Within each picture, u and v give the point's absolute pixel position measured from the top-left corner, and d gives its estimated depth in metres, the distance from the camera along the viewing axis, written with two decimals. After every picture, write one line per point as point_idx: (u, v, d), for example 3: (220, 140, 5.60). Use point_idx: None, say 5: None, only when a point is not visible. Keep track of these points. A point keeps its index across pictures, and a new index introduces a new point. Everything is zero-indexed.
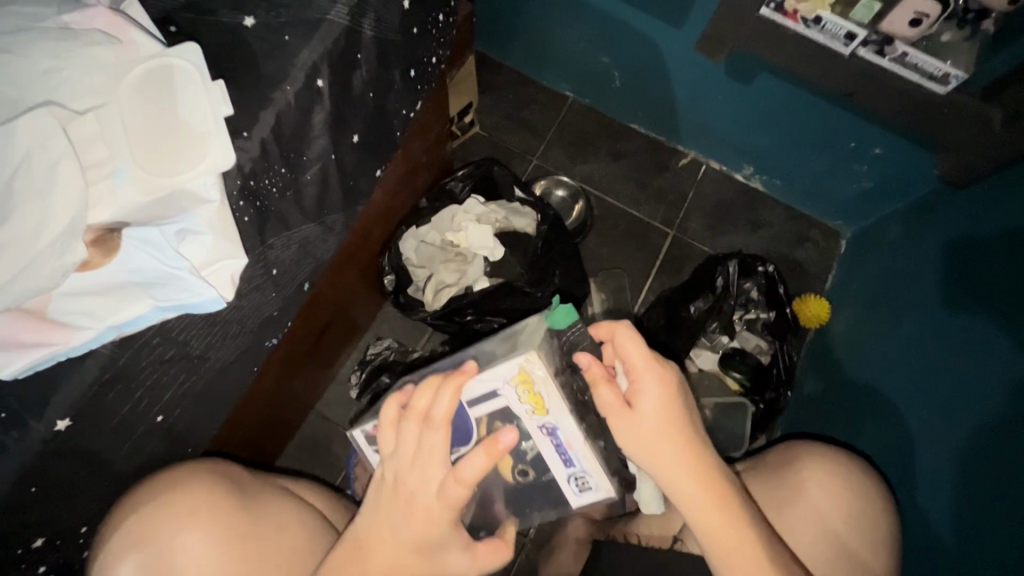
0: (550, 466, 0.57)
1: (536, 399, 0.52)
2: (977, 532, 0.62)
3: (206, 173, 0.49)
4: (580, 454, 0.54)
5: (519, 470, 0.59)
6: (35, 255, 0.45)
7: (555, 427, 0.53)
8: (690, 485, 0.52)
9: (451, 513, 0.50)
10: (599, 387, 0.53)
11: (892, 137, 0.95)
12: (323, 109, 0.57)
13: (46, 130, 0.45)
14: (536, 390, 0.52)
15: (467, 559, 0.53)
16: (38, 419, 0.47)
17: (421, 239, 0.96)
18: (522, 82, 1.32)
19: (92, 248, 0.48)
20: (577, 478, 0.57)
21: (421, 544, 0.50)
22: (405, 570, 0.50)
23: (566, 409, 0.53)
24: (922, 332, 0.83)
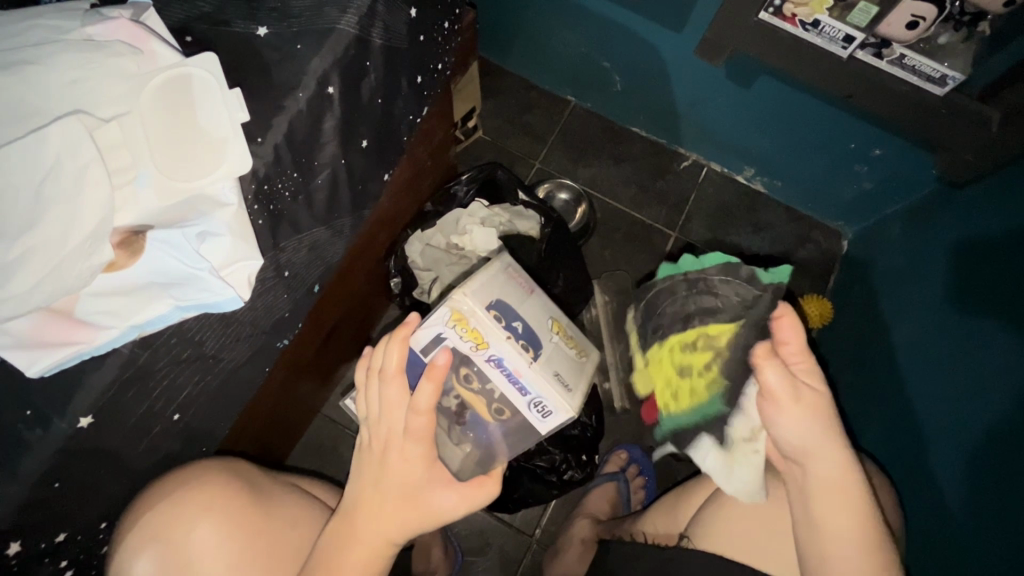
0: (512, 398, 0.59)
1: (474, 334, 0.56)
2: (984, 528, 0.63)
3: (224, 177, 0.51)
4: (529, 378, 0.57)
5: (495, 408, 0.60)
6: (64, 257, 0.47)
7: (500, 357, 0.57)
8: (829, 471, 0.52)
9: (423, 447, 0.53)
10: (764, 363, 0.52)
11: (891, 138, 0.96)
12: (334, 115, 0.59)
13: (73, 136, 0.47)
14: (469, 324, 0.56)
15: (453, 497, 0.54)
16: (62, 417, 0.48)
17: (426, 242, 0.97)
18: (524, 87, 1.34)
19: (119, 250, 0.50)
20: (537, 405, 0.59)
21: (404, 489, 0.53)
22: (400, 520, 0.53)
23: (504, 339, 0.56)
24: (925, 330, 0.84)
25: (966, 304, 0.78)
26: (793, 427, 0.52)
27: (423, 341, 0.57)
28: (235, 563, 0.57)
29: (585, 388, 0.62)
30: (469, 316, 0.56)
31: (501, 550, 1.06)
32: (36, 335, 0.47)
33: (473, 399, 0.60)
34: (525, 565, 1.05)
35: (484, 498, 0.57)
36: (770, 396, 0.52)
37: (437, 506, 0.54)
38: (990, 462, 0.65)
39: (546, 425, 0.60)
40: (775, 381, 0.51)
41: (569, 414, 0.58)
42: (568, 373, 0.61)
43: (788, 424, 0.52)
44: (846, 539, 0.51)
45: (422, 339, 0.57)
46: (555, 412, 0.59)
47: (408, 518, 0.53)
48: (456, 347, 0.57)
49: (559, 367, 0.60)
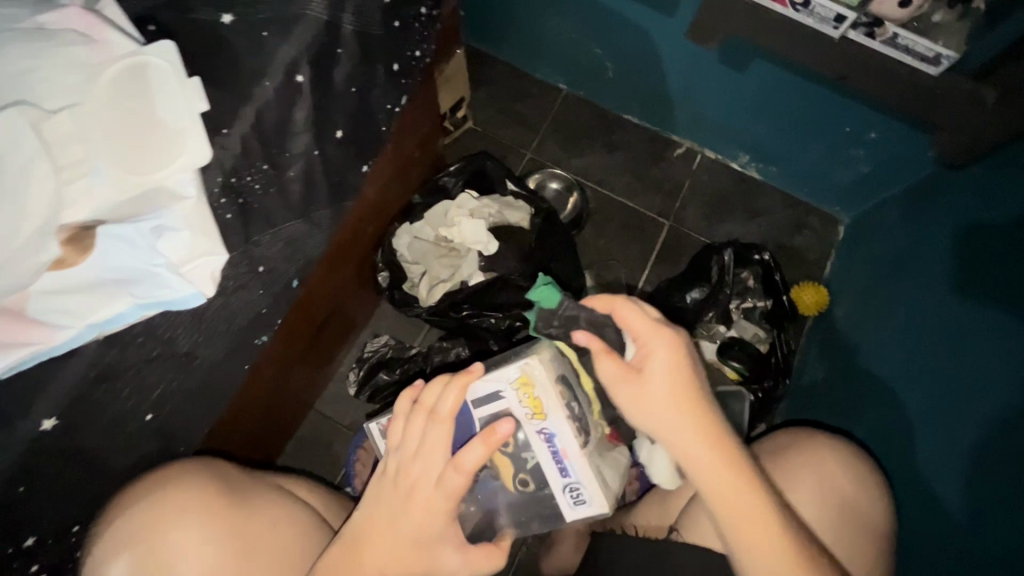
0: (545, 477, 0.56)
1: (535, 403, 0.55)
2: (983, 523, 0.62)
3: (183, 169, 0.50)
4: (576, 460, 0.55)
5: (519, 479, 0.57)
6: (9, 257, 0.44)
7: (553, 431, 0.55)
8: (700, 451, 0.52)
9: (449, 504, 0.51)
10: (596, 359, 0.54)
11: (885, 120, 0.94)
12: (304, 105, 0.57)
13: (15, 129, 0.44)
14: (536, 387, 0.55)
15: (460, 556, 0.53)
16: (26, 418, 0.47)
17: (414, 235, 0.96)
18: (514, 76, 1.32)
19: (68, 246, 0.48)
20: (571, 490, 0.55)
21: (418, 542, 0.52)
22: (397, 566, 0.52)
23: (564, 415, 0.55)
24: (925, 316, 0.82)
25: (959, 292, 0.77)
26: (636, 411, 0.53)
27: (485, 395, 0.56)
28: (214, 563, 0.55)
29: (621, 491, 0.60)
30: (540, 381, 0.55)
31: None
32: None
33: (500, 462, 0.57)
34: (521, 557, 1.05)
35: (489, 570, 0.55)
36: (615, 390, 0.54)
37: (445, 566, 0.53)
38: (990, 453, 0.63)
39: (573, 513, 0.56)
40: (606, 372, 0.54)
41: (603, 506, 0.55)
42: (612, 470, 0.58)
43: (634, 411, 0.54)
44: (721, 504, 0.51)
45: (484, 390, 0.56)
46: (589, 503, 0.55)
47: (413, 566, 0.52)
48: (511, 408, 0.56)
49: (604, 462, 0.57)
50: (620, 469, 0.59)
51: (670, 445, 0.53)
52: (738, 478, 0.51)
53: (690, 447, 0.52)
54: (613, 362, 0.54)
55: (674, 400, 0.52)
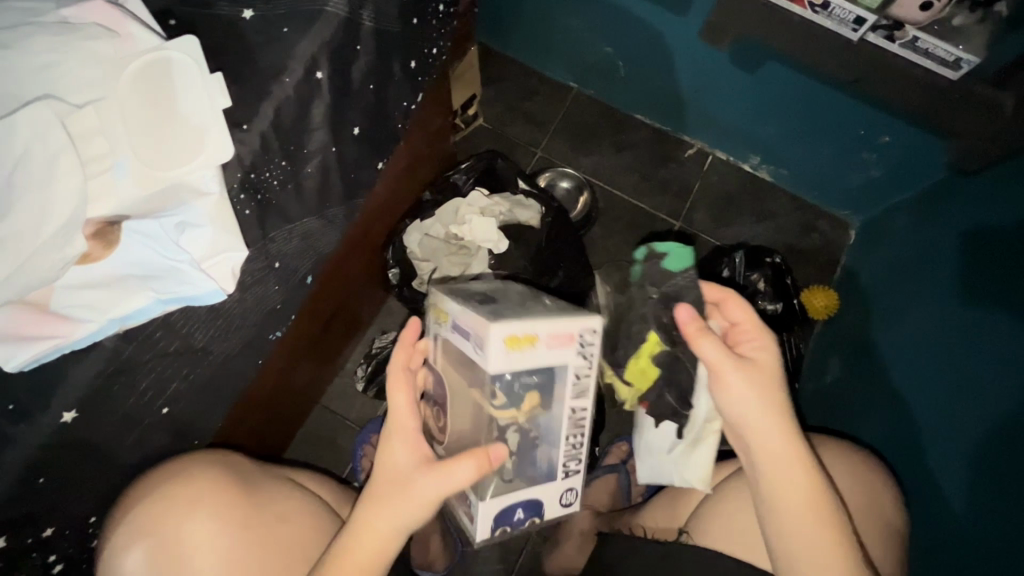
0: (472, 354, 0.55)
1: (442, 314, 0.62)
2: (989, 519, 0.63)
3: (206, 165, 0.49)
4: (471, 322, 0.55)
5: (489, 393, 0.55)
6: (36, 249, 0.45)
7: (457, 320, 0.58)
8: (776, 438, 0.56)
9: (401, 419, 0.58)
10: (699, 339, 0.58)
11: (900, 126, 0.93)
12: (322, 101, 0.57)
13: (45, 122, 0.45)
14: (437, 307, 0.64)
15: (431, 472, 0.54)
16: (44, 411, 0.47)
17: (424, 232, 0.95)
18: (524, 73, 1.32)
19: (92, 240, 0.48)
20: (479, 346, 0.54)
21: (394, 475, 0.56)
22: (383, 498, 0.55)
23: (454, 302, 0.59)
24: (929, 324, 0.83)
25: (967, 299, 0.77)
26: (735, 394, 0.57)
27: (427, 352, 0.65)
28: (227, 554, 0.56)
29: (564, 326, 0.54)
30: (436, 301, 0.65)
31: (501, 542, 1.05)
32: (13, 327, 0.46)
33: (475, 393, 0.57)
34: (527, 557, 1.05)
35: (469, 479, 0.53)
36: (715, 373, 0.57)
37: (427, 486, 0.54)
38: (998, 458, 0.63)
39: (489, 361, 0.52)
40: (710, 354, 0.57)
41: (500, 332, 0.52)
42: (531, 318, 0.55)
43: (733, 398, 0.57)
44: (791, 478, 0.55)
45: (429, 354, 0.64)
46: (485, 341, 0.52)
47: (395, 493, 0.55)
48: (449, 338, 0.60)
49: (506, 312, 0.56)
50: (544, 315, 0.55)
51: (755, 438, 0.57)
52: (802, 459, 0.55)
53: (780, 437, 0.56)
54: (716, 344, 0.58)
55: (770, 388, 0.57)
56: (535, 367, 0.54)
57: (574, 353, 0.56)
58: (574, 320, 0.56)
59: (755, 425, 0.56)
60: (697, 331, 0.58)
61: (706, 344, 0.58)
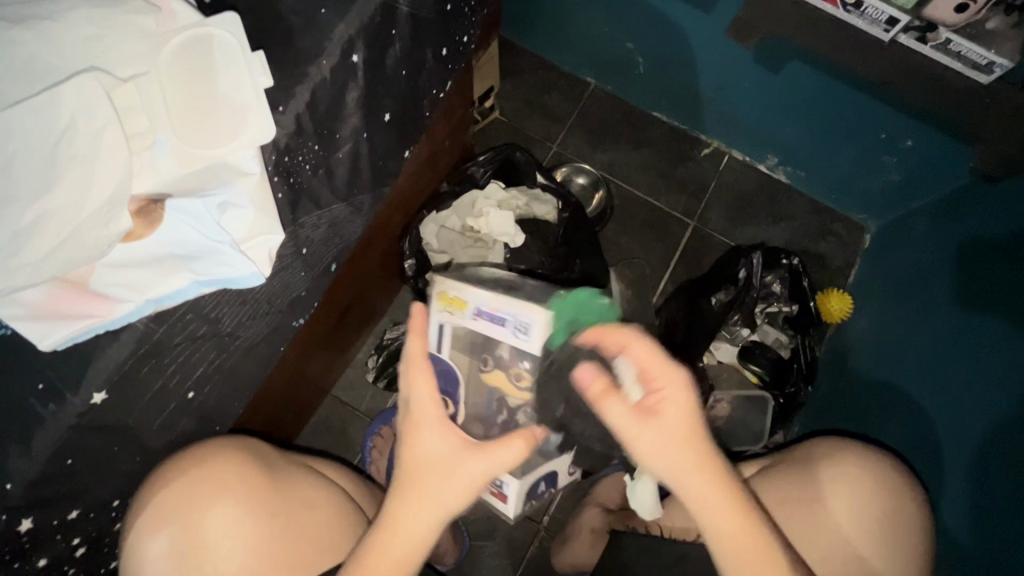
0: (500, 334, 0.72)
1: (455, 300, 0.74)
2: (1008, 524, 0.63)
3: (246, 146, 0.48)
4: (505, 308, 0.71)
5: (512, 373, 0.76)
6: (80, 224, 0.43)
7: (481, 304, 0.74)
8: (712, 504, 0.50)
9: (432, 408, 0.52)
10: (605, 401, 0.51)
11: (921, 129, 0.92)
12: (357, 85, 0.56)
13: (89, 94, 0.43)
14: (446, 294, 0.74)
15: (474, 459, 0.51)
16: (75, 392, 0.47)
17: (441, 224, 0.94)
18: (542, 67, 1.30)
19: (136, 218, 0.47)
20: (517, 327, 0.71)
21: (430, 468, 0.51)
22: (414, 496, 0.50)
23: (478, 290, 0.73)
24: (949, 332, 0.81)
25: (988, 304, 0.76)
26: (653, 459, 0.50)
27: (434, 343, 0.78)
28: (252, 542, 0.55)
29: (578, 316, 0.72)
30: (444, 288, 0.75)
31: (508, 537, 1.05)
32: (49, 306, 0.45)
33: (499, 378, 0.77)
34: (533, 552, 1.05)
35: (518, 458, 0.51)
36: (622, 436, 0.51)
37: (474, 474, 0.50)
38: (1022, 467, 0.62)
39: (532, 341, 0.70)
40: (617, 419, 0.50)
41: (544, 320, 0.70)
42: None
43: (655, 464, 0.50)
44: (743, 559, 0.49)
45: (437, 344, 0.78)
46: (534, 327, 0.70)
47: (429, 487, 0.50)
48: (458, 322, 0.75)
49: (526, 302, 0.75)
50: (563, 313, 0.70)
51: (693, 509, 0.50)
52: (744, 527, 0.50)
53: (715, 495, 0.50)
54: (623, 406, 0.51)
55: (694, 445, 0.50)
56: (554, 345, 0.75)
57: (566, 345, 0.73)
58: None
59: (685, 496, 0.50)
60: (600, 391, 0.51)
61: (612, 406, 0.51)
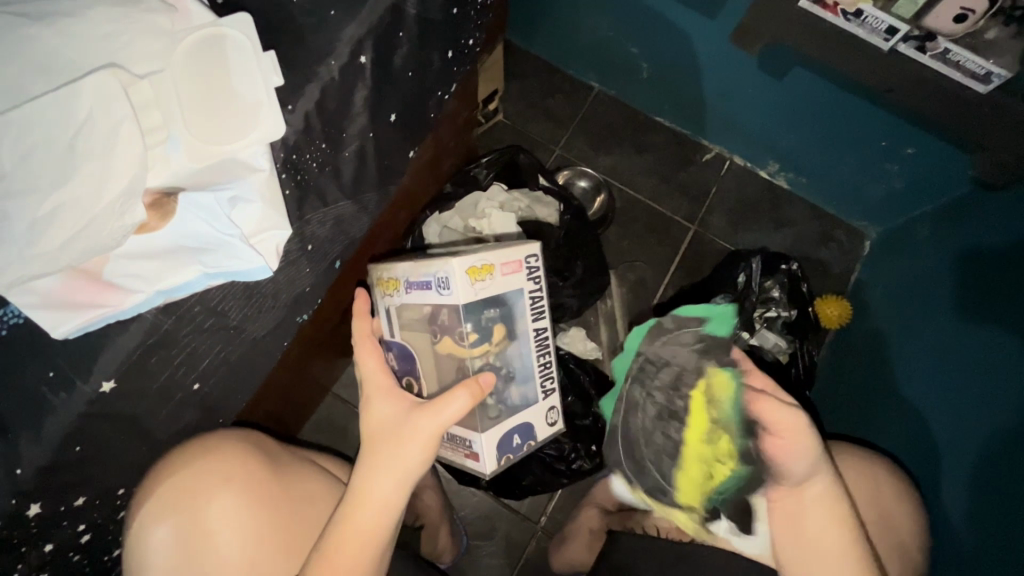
0: (431, 299, 0.61)
1: (391, 282, 0.66)
2: (1001, 527, 0.63)
3: (256, 143, 0.49)
4: (425, 268, 0.61)
5: (457, 335, 0.61)
6: (96, 216, 0.45)
7: (408, 275, 0.63)
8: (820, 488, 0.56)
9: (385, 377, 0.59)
10: (762, 403, 0.56)
11: (923, 137, 0.93)
12: (365, 85, 0.57)
13: (108, 91, 0.44)
14: (382, 279, 0.67)
15: (419, 415, 0.54)
16: (85, 380, 0.48)
17: (444, 224, 0.94)
18: (546, 70, 1.32)
19: (149, 211, 0.48)
20: (439, 284, 0.59)
21: (386, 430, 0.55)
22: (373, 457, 0.54)
23: (404, 261, 0.64)
24: (947, 338, 0.83)
25: (988, 312, 0.76)
26: (797, 453, 0.56)
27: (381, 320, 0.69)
28: (250, 531, 0.56)
29: (511, 253, 0.61)
30: (383, 274, 0.68)
31: (505, 536, 1.06)
32: (63, 296, 0.46)
33: (449, 345, 0.62)
34: (530, 551, 1.05)
35: (462, 406, 0.53)
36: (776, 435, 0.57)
37: (421, 428, 0.53)
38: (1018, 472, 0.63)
39: (455, 296, 0.58)
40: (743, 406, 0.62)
41: (460, 264, 0.57)
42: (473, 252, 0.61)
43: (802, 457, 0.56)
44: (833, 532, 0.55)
45: (386, 329, 0.67)
46: (451, 279, 0.58)
47: (384, 448, 0.54)
48: (399, 302, 0.66)
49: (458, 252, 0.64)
50: (488, 247, 0.60)
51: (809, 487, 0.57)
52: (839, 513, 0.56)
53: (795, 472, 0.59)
54: (775, 406, 0.57)
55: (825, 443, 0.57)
56: (493, 293, 0.61)
57: (523, 278, 0.63)
58: (517, 247, 0.63)
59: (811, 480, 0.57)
60: (758, 397, 0.57)
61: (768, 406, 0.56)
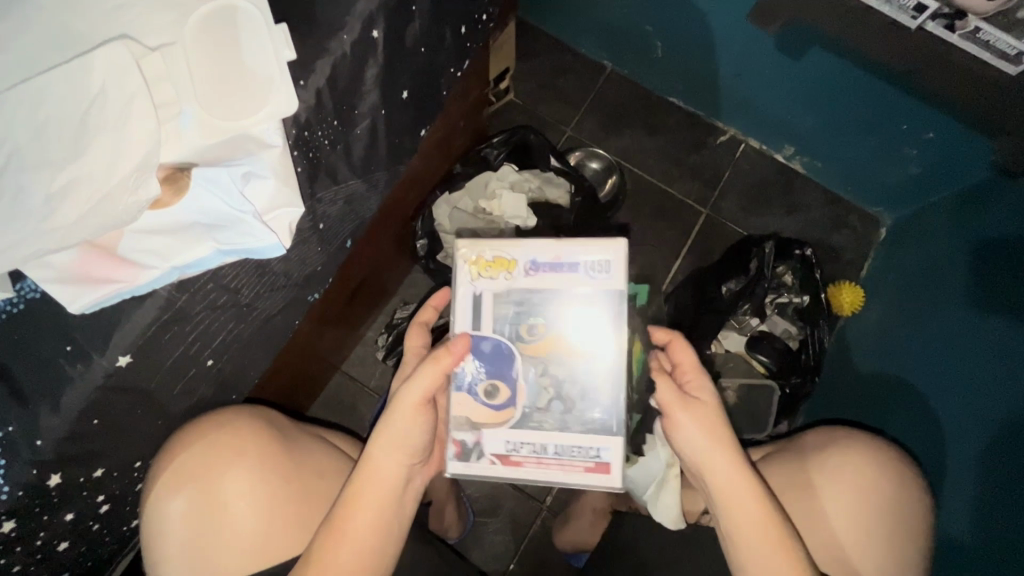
0: (568, 286, 0.58)
1: (496, 264, 0.58)
2: (1009, 515, 0.63)
3: (269, 119, 0.49)
4: (568, 252, 0.58)
5: (575, 330, 0.58)
6: (110, 191, 0.44)
7: (536, 259, 0.58)
8: (738, 483, 0.56)
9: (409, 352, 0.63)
10: (655, 380, 0.59)
11: (945, 121, 0.90)
12: (376, 62, 0.56)
13: (119, 63, 0.44)
14: (483, 258, 0.58)
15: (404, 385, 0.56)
16: (102, 354, 0.48)
17: (454, 205, 0.92)
18: (559, 49, 1.29)
19: (164, 187, 0.48)
20: (593, 267, 0.58)
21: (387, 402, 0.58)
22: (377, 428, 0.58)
23: (523, 244, 0.58)
24: (961, 328, 0.81)
25: (1001, 302, 0.75)
26: (695, 445, 0.58)
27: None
28: (261, 506, 0.57)
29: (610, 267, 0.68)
30: (473, 251, 0.59)
31: (511, 515, 1.07)
32: (79, 270, 0.47)
33: (559, 343, 0.58)
34: (535, 530, 1.07)
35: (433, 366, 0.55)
36: (668, 413, 0.59)
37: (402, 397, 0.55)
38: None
39: (613, 281, 0.58)
40: (665, 394, 0.59)
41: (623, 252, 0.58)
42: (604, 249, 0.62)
43: (690, 440, 0.58)
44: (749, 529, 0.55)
45: (472, 319, 0.58)
46: (612, 265, 0.58)
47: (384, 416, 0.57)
48: (504, 288, 0.58)
49: None
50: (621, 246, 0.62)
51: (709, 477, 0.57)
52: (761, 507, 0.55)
53: (732, 474, 0.56)
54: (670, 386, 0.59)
55: (724, 429, 0.58)
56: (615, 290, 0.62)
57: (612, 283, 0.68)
58: None
59: (709, 472, 0.57)
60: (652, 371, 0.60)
61: (661, 386, 0.59)
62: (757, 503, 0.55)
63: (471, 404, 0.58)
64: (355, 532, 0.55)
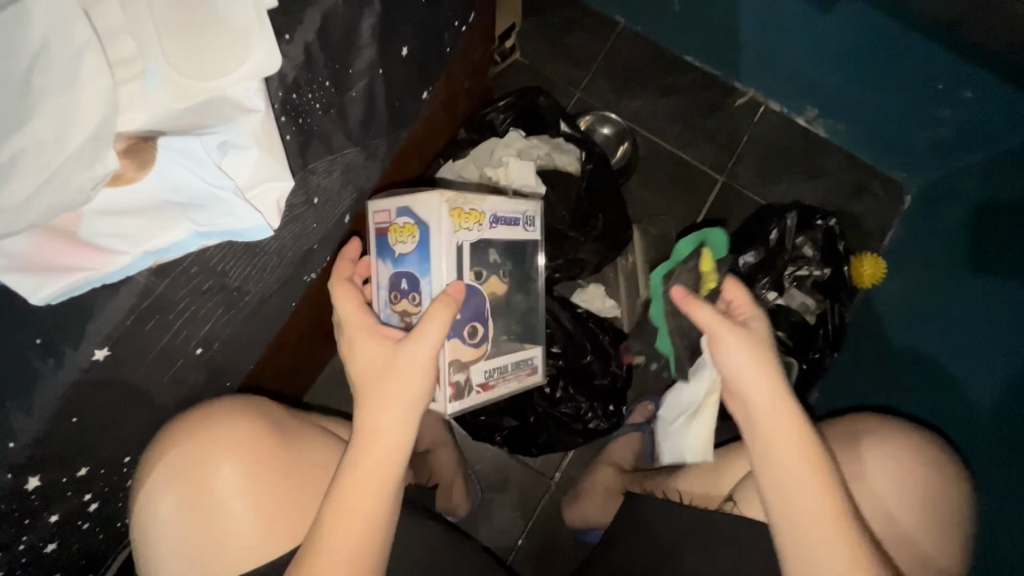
0: (510, 236, 0.64)
1: (470, 216, 0.57)
2: None
3: (250, 77, 0.43)
4: (514, 206, 0.64)
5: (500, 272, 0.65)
6: (61, 164, 0.39)
7: (496, 212, 0.61)
8: (785, 423, 0.53)
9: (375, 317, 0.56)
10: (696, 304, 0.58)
11: (987, 78, 0.81)
12: (373, 12, 0.50)
13: (62, 12, 0.38)
14: (461, 208, 0.56)
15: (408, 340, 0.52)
16: (74, 349, 0.44)
17: (458, 173, 0.84)
18: (568, 3, 1.20)
19: (124, 158, 0.43)
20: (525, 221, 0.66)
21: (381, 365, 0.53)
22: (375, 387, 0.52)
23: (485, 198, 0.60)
24: (991, 299, 0.76)
25: None
26: (739, 370, 0.55)
27: (392, 272, 0.59)
28: (260, 504, 0.54)
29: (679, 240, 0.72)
30: (456, 201, 0.56)
31: (519, 492, 1.06)
32: (35, 257, 0.42)
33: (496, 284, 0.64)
34: (544, 506, 1.05)
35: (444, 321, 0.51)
36: (713, 334, 0.56)
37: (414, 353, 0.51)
38: None
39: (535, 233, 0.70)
40: (708, 319, 0.56)
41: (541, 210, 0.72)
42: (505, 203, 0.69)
43: (732, 365, 0.55)
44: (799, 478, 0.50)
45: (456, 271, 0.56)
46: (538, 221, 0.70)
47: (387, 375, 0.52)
48: (473, 239, 0.58)
49: None
50: None
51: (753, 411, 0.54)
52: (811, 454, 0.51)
53: (780, 412, 0.53)
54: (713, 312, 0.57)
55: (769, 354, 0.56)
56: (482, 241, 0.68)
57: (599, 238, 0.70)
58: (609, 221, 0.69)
59: (754, 402, 0.54)
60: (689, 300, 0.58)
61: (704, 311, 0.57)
62: (805, 445, 0.52)
63: (460, 348, 0.58)
64: (362, 501, 0.50)
